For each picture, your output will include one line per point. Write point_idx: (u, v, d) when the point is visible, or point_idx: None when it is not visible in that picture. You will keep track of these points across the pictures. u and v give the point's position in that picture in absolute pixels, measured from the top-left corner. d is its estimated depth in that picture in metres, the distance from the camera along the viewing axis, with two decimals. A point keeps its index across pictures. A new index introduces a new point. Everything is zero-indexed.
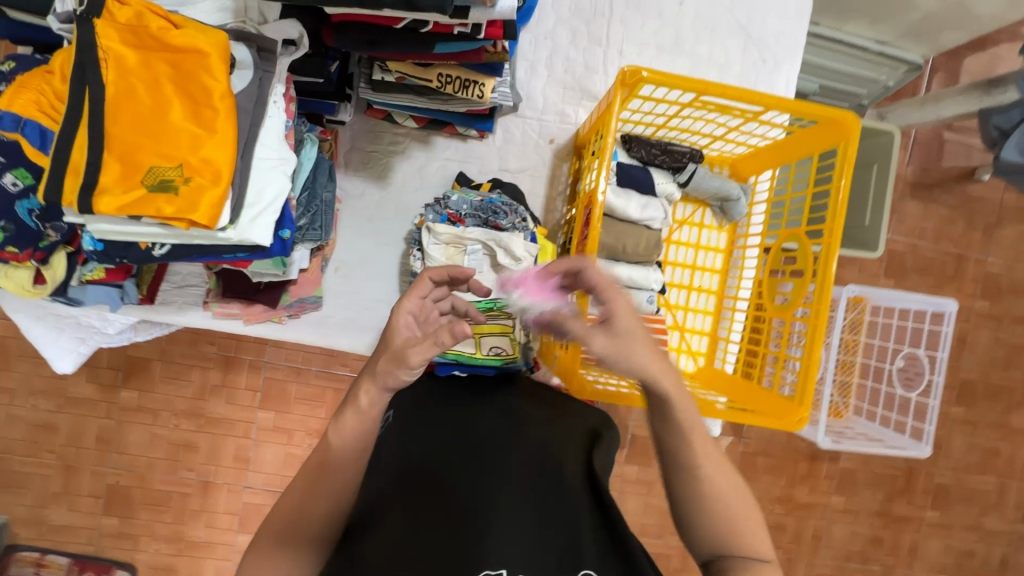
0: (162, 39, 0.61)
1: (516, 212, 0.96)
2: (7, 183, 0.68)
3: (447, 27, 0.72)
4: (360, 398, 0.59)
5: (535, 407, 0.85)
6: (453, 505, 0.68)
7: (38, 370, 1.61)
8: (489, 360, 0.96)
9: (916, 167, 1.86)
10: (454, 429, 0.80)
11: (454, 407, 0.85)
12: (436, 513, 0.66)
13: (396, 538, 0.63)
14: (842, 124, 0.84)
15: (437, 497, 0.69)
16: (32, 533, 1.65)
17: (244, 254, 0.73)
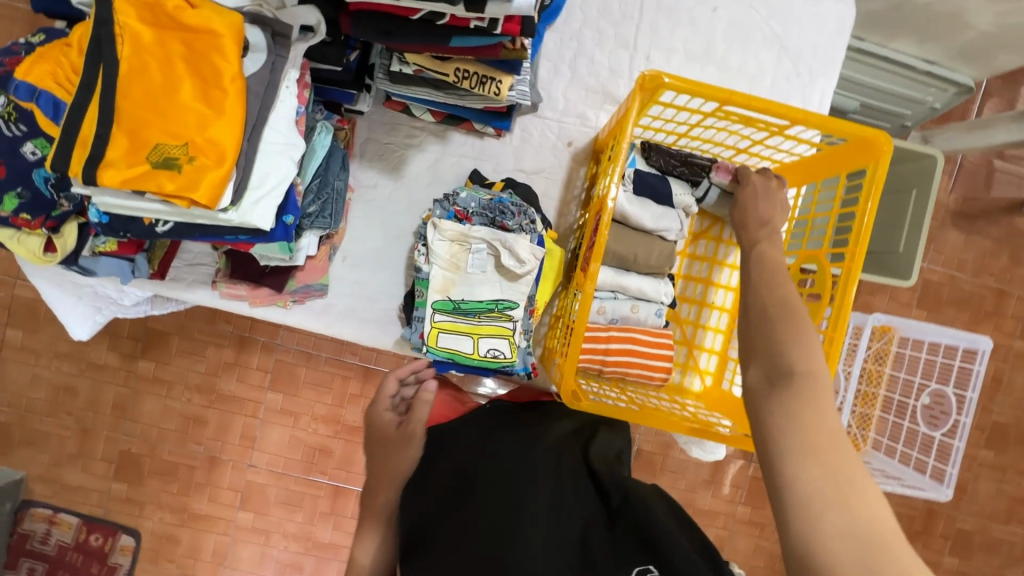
0: (177, 17, 0.62)
1: (525, 214, 0.94)
2: (28, 152, 0.72)
3: (464, 21, 0.71)
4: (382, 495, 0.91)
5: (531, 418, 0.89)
6: (472, 521, 0.70)
7: (64, 334, 1.67)
8: (484, 363, 0.95)
9: (960, 195, 1.77)
10: (459, 451, 0.82)
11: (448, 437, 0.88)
12: (454, 539, 0.69)
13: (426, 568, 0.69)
14: (872, 142, 0.79)
15: (456, 514, 0.72)
16: (45, 490, 1.70)
17: (245, 237, 0.73)
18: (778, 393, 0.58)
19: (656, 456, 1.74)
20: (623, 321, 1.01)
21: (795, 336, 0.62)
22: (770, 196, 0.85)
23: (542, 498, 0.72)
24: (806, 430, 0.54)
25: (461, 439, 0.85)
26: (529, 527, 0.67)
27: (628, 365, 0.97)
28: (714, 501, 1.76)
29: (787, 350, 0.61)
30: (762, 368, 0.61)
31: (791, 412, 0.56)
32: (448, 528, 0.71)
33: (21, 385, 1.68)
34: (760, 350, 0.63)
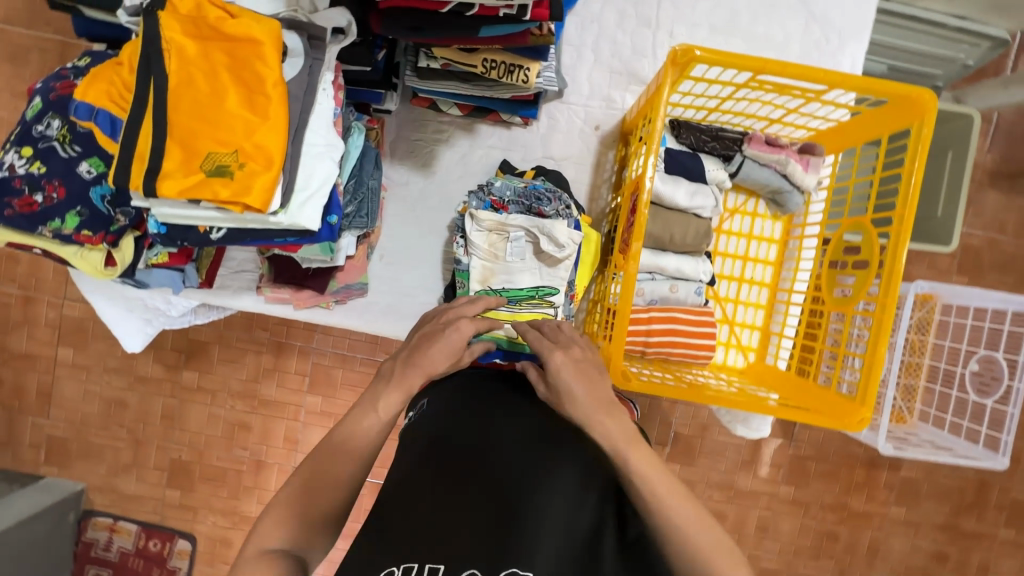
0: (219, 28, 0.63)
1: (560, 199, 0.95)
2: (83, 171, 0.76)
3: (492, 10, 0.71)
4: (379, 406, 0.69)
5: None
6: (476, 509, 0.63)
7: (112, 350, 1.74)
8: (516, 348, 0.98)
9: (997, 154, 1.71)
10: (473, 417, 0.72)
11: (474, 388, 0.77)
12: (455, 520, 0.62)
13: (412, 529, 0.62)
14: (917, 102, 0.77)
15: (456, 489, 0.64)
16: (105, 500, 1.78)
17: (294, 239, 0.75)
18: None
19: (694, 439, 1.73)
20: (663, 301, 1.01)
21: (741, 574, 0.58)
22: (591, 375, 0.69)
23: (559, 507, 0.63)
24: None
25: (474, 405, 0.74)
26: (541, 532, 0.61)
27: (671, 345, 0.97)
28: (755, 482, 1.74)
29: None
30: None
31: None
32: (445, 507, 0.63)
33: (75, 400, 1.75)
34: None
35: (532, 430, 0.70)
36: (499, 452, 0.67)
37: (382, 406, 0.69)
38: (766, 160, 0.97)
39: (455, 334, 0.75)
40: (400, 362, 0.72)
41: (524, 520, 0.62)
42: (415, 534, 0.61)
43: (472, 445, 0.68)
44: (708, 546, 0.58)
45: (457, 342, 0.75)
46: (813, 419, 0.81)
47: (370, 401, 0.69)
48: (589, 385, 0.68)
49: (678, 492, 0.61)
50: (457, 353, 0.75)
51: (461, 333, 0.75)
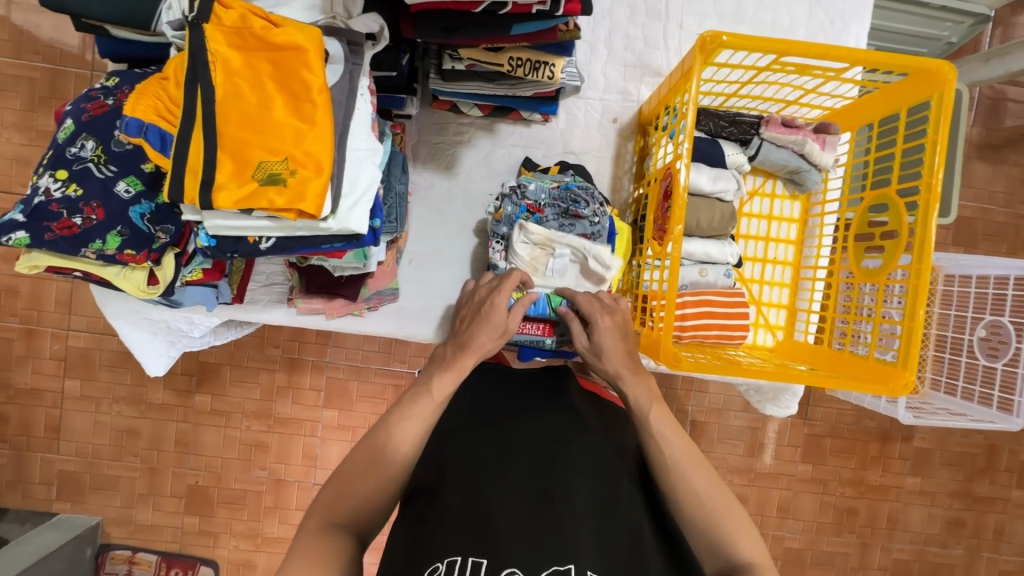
0: (265, 38, 0.64)
1: (596, 200, 0.96)
2: (122, 190, 0.76)
3: (525, 7, 0.72)
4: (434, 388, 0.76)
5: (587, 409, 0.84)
6: (515, 494, 0.69)
7: (120, 379, 1.70)
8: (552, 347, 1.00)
9: (982, 127, 1.77)
10: (495, 426, 0.79)
11: (492, 401, 0.84)
12: (497, 514, 0.67)
13: (449, 533, 0.65)
14: (935, 74, 0.80)
15: (493, 489, 0.70)
16: (122, 532, 1.74)
17: (340, 244, 0.75)
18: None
19: (711, 426, 1.75)
20: (694, 286, 1.02)
21: (741, 526, 0.67)
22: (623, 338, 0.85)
23: (585, 496, 0.70)
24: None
25: (504, 413, 0.81)
26: (572, 516, 0.67)
27: (707, 328, 0.98)
28: (775, 463, 1.77)
29: (733, 545, 0.66)
30: (713, 559, 0.67)
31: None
32: (484, 500, 0.69)
33: (85, 433, 1.71)
34: (709, 544, 0.67)
35: (560, 431, 0.77)
36: (531, 451, 0.75)
37: (435, 388, 0.76)
38: (784, 142, 0.99)
39: (493, 312, 0.83)
40: (452, 349, 0.81)
41: (559, 504, 0.68)
42: (457, 530, 0.66)
43: (506, 448, 0.75)
44: (715, 498, 0.69)
45: (500, 319, 0.83)
46: (857, 386, 0.83)
47: (424, 385, 0.77)
48: (621, 343, 0.84)
49: (691, 451, 0.73)
50: (501, 326, 0.83)
51: (501, 308, 0.83)
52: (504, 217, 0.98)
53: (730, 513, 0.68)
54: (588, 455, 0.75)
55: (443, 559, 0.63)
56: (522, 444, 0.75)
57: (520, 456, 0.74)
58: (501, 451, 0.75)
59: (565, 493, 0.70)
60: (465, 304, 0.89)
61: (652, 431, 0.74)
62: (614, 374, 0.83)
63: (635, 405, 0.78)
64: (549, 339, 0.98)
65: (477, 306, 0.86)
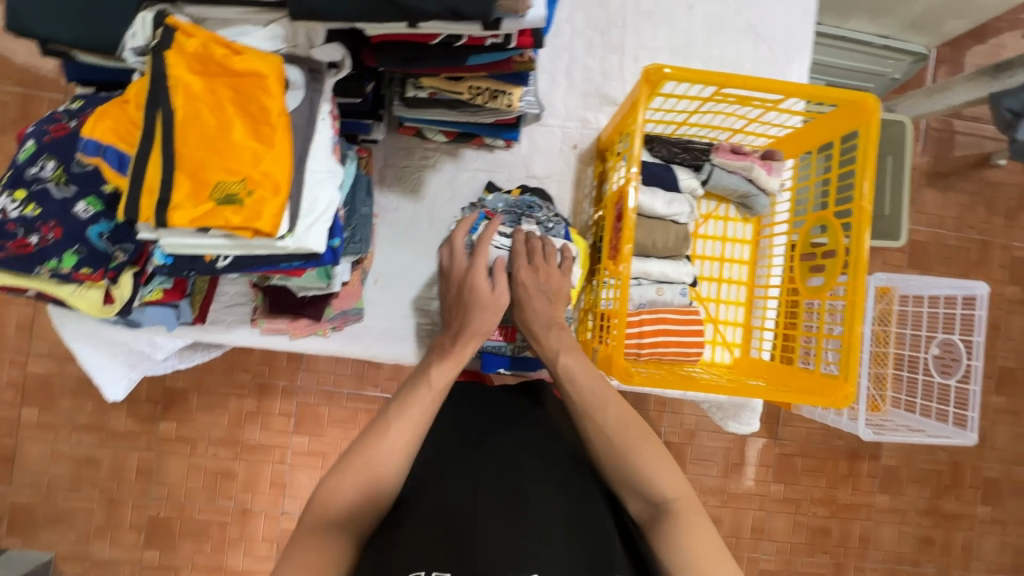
0: (225, 64, 0.66)
1: (551, 208, 1.02)
2: (80, 210, 0.77)
3: (480, 40, 0.77)
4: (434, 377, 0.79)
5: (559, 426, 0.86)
6: (487, 501, 0.70)
7: (82, 406, 1.65)
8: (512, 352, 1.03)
9: (931, 156, 1.88)
10: (471, 446, 0.79)
11: (472, 424, 0.84)
12: (467, 521, 0.68)
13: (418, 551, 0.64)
14: (861, 107, 0.87)
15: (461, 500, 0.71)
16: (76, 569, 1.66)
17: (298, 263, 0.77)
18: (659, 530, 0.68)
19: (683, 446, 1.77)
20: (652, 304, 1.05)
21: (658, 463, 0.72)
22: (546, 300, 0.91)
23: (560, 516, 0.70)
24: (690, 559, 0.65)
25: (482, 426, 0.83)
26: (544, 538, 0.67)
27: (664, 345, 1.01)
28: (747, 483, 1.78)
29: (653, 485, 0.70)
30: (640, 498, 0.71)
31: (671, 538, 0.67)
32: (455, 511, 0.69)
33: (41, 463, 1.65)
34: (632, 486, 0.72)
35: (533, 443, 0.78)
36: (504, 469, 0.74)
37: (435, 378, 0.79)
38: (733, 167, 1.05)
39: (478, 292, 0.88)
40: (449, 339, 0.86)
41: (532, 512, 0.69)
42: (430, 542, 0.66)
43: (481, 464, 0.75)
44: (631, 438, 0.74)
45: (486, 296, 0.88)
46: (802, 398, 0.87)
47: (424, 375, 0.80)
48: (542, 304, 0.91)
49: (608, 397, 0.78)
50: (489, 302, 0.88)
51: (482, 288, 0.88)
52: None
53: (645, 450, 0.73)
54: (563, 471, 0.75)
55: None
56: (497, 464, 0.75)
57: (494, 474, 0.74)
58: (474, 469, 0.75)
59: (539, 501, 0.70)
60: (449, 290, 0.93)
61: (563, 377, 0.82)
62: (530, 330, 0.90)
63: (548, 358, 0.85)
64: (509, 345, 1.02)
65: (458, 291, 0.90)
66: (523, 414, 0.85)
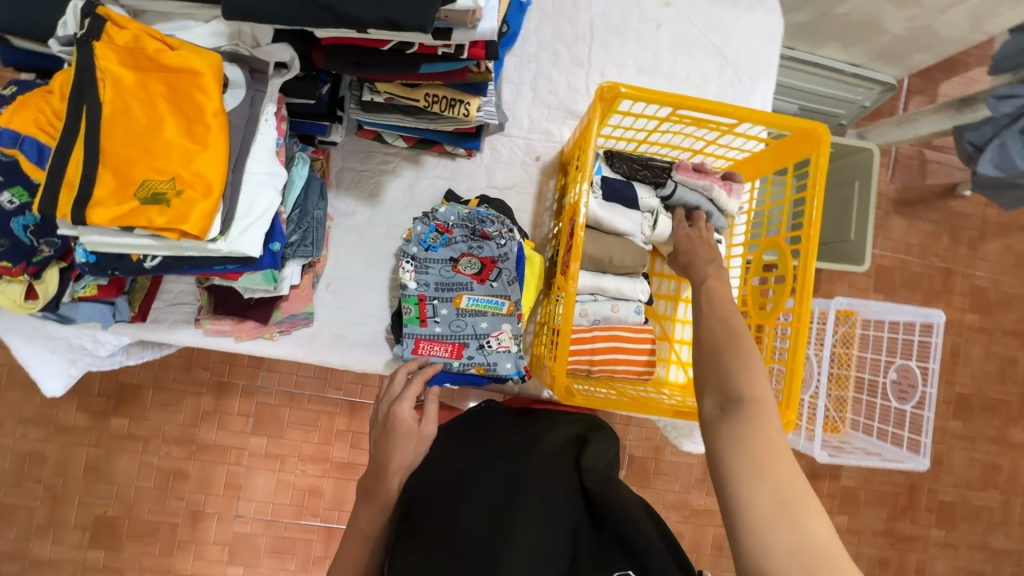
0: (158, 60, 0.64)
1: (503, 223, 0.99)
2: (4, 201, 0.72)
3: (431, 48, 0.76)
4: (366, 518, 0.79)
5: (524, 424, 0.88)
6: (464, 504, 0.72)
7: (29, 399, 1.59)
8: (463, 370, 0.98)
9: (899, 184, 1.91)
10: (443, 459, 0.82)
11: (444, 437, 0.87)
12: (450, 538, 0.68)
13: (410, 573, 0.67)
14: (812, 134, 0.87)
15: (445, 517, 0.71)
16: (14, 568, 1.59)
17: (234, 266, 0.75)
18: (738, 422, 0.60)
19: (648, 461, 1.76)
20: (606, 320, 1.05)
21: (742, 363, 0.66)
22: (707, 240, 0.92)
23: (530, 500, 0.70)
24: (767, 469, 0.56)
25: (456, 448, 0.83)
26: (517, 525, 0.67)
27: (614, 362, 1.01)
28: (709, 500, 1.78)
29: (735, 381, 0.63)
30: (717, 398, 0.64)
31: (751, 439, 0.58)
32: (441, 531, 0.70)
33: None
34: (716, 382, 0.65)
35: (501, 448, 0.80)
36: (478, 471, 0.77)
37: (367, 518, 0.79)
38: (695, 186, 1.05)
39: (399, 425, 0.82)
40: (372, 477, 0.80)
41: (510, 508, 0.69)
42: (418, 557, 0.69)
43: (459, 468, 0.78)
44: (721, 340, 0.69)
45: (410, 427, 0.82)
46: None
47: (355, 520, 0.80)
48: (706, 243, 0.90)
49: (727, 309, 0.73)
50: (416, 433, 0.83)
51: (406, 418, 0.83)
52: (414, 236, 1.00)
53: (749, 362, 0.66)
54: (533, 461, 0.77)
55: None
56: (472, 465, 0.78)
57: (469, 474, 0.76)
58: (454, 475, 0.78)
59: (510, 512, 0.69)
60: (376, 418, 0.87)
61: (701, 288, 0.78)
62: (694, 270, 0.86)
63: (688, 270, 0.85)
64: (455, 361, 0.97)
65: (384, 420, 0.85)
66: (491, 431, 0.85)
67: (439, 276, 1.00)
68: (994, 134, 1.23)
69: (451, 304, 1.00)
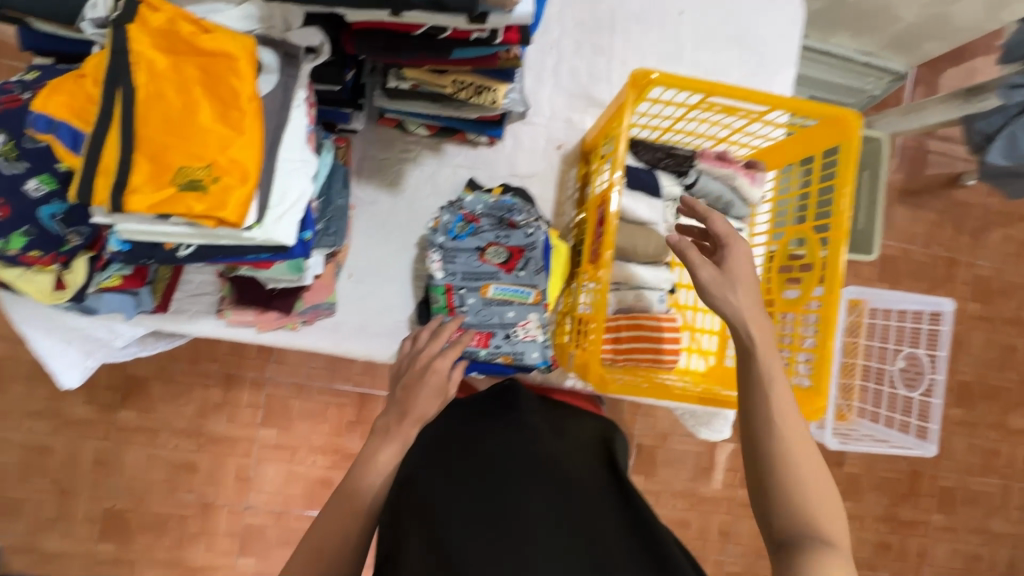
0: (193, 43, 0.63)
1: (531, 211, 1.01)
2: (31, 188, 0.72)
3: (465, 33, 0.75)
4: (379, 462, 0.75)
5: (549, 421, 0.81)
6: (470, 496, 0.64)
7: (34, 392, 1.57)
8: (490, 358, 0.97)
9: (905, 174, 1.92)
10: (455, 443, 0.74)
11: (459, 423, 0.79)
12: (449, 538, 0.59)
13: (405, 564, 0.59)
14: (843, 122, 0.89)
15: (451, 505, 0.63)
16: (23, 561, 1.58)
17: (267, 255, 0.74)
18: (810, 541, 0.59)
19: (656, 450, 1.77)
20: (630, 310, 1.05)
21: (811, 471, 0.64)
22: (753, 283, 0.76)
23: (553, 501, 0.62)
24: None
25: (470, 435, 0.75)
26: (537, 525, 0.59)
27: (639, 351, 1.01)
28: (716, 487, 1.80)
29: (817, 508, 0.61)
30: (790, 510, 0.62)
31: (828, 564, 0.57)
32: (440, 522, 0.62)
33: None
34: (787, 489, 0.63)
35: (520, 442, 0.72)
36: (492, 460, 0.68)
37: (380, 464, 0.75)
38: (717, 174, 1.05)
39: (433, 376, 0.86)
40: (396, 417, 0.81)
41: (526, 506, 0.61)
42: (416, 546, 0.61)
43: (472, 452, 0.71)
44: (809, 471, 0.63)
45: (442, 381, 0.86)
46: None
47: (368, 459, 0.76)
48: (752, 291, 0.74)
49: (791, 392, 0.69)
50: (445, 390, 0.86)
51: (442, 372, 0.86)
52: (441, 225, 1.01)
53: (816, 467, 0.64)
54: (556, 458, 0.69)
55: None
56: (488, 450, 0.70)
57: (485, 459, 0.69)
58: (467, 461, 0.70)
59: (520, 500, 0.62)
60: (403, 370, 0.89)
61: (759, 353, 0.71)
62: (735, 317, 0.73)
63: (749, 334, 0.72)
64: (482, 350, 0.97)
65: (417, 370, 0.87)
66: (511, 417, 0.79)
67: (466, 266, 1.00)
68: (1003, 124, 1.25)
69: (477, 293, 0.99)
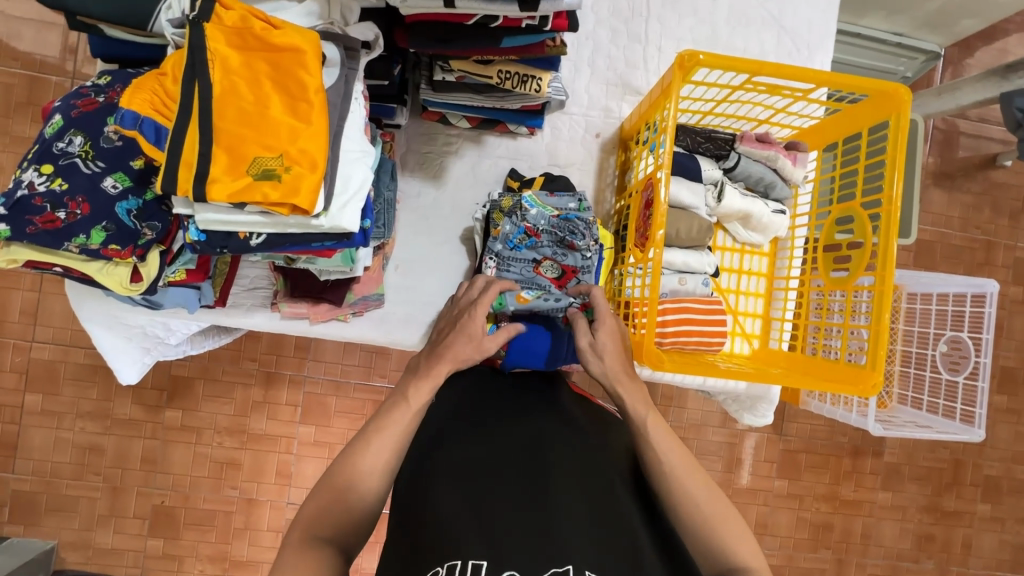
0: (265, 38, 0.66)
1: (593, 236, 0.99)
2: (109, 186, 0.77)
3: (516, 21, 0.76)
4: (410, 394, 0.79)
5: (583, 413, 0.89)
6: (505, 486, 0.75)
7: (86, 393, 1.63)
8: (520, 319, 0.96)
9: (937, 157, 1.88)
10: (485, 420, 0.84)
11: (492, 396, 0.89)
12: (482, 516, 0.70)
13: (450, 523, 0.70)
14: (892, 97, 0.88)
15: (483, 495, 0.73)
16: (78, 557, 1.64)
17: (331, 243, 0.76)
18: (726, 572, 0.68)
19: (689, 441, 1.77)
20: (673, 294, 1.05)
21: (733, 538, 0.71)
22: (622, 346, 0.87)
23: (574, 492, 0.74)
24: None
25: (498, 415, 0.85)
26: (564, 508, 0.72)
27: (687, 334, 0.99)
28: (753, 478, 1.78)
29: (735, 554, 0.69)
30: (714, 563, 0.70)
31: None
32: (480, 502, 0.72)
33: (45, 450, 1.62)
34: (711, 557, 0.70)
35: (548, 433, 0.82)
36: (522, 451, 0.79)
37: (412, 395, 0.79)
38: (758, 156, 1.05)
39: (467, 321, 0.86)
40: (426, 357, 0.84)
41: (554, 494, 0.73)
42: (460, 536, 0.68)
43: (500, 440, 0.80)
44: (714, 519, 0.71)
45: (474, 329, 0.86)
46: (832, 386, 0.88)
47: (400, 392, 0.80)
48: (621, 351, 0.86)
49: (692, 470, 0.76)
50: (475, 336, 0.86)
51: (477, 320, 0.86)
52: (501, 234, 1.01)
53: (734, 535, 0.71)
54: (577, 451, 0.80)
55: (444, 563, 0.66)
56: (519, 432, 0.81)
57: (521, 444, 0.79)
58: (495, 447, 0.79)
59: (551, 492, 0.74)
60: (446, 314, 0.93)
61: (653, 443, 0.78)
62: (613, 379, 0.84)
63: (634, 414, 0.81)
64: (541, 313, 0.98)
65: (456, 314, 0.90)
66: (535, 411, 0.85)
67: (520, 275, 1.01)
68: None
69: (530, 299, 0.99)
